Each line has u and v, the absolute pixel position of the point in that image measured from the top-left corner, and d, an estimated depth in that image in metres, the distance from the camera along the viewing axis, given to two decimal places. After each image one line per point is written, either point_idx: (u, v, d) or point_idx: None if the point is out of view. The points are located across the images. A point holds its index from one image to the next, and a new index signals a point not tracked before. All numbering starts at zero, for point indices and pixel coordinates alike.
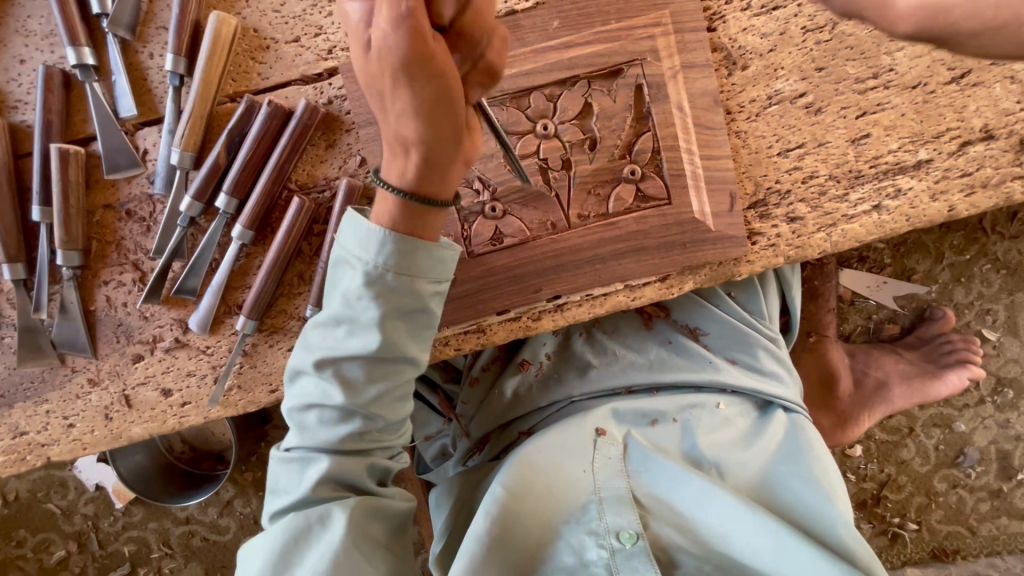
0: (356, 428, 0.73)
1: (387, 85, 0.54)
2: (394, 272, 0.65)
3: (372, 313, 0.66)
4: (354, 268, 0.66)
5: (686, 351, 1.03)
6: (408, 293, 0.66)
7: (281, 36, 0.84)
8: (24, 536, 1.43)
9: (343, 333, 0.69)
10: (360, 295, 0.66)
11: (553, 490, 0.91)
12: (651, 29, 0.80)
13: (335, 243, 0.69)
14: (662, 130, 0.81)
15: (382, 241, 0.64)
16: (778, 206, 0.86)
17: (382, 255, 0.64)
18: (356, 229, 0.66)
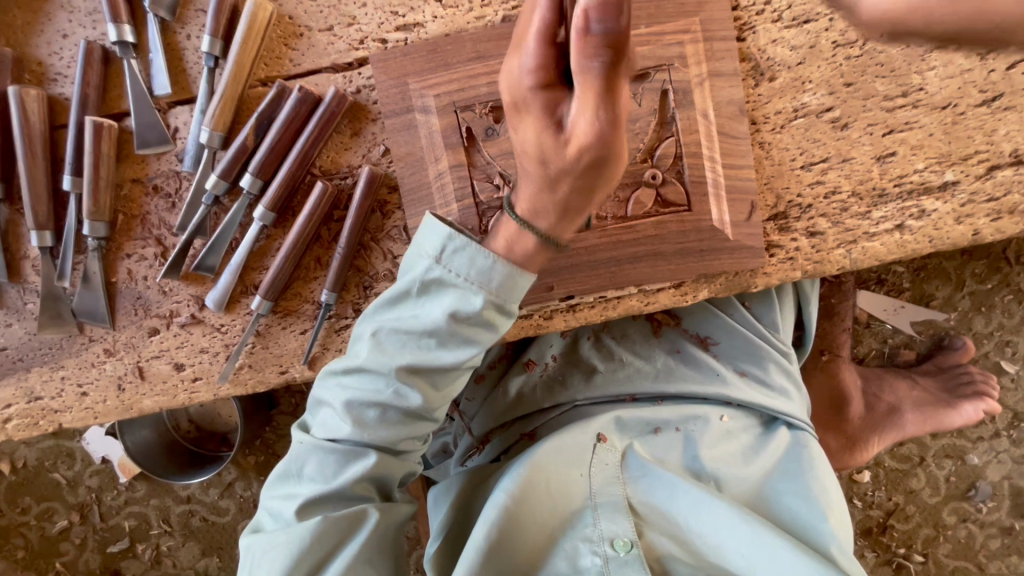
0: (414, 430, 0.77)
1: (571, 174, 0.57)
2: (503, 303, 0.69)
3: (478, 333, 0.70)
4: (469, 293, 0.68)
5: (694, 362, 1.01)
6: (504, 322, 0.71)
7: (315, 24, 0.85)
8: (30, 503, 1.47)
9: (441, 347, 0.72)
10: (471, 317, 0.69)
11: (550, 495, 0.90)
12: (680, 36, 0.80)
13: (443, 256, 0.68)
14: (685, 137, 0.81)
15: (504, 275, 0.67)
16: (799, 219, 0.86)
17: (500, 286, 0.68)
18: (471, 253, 0.67)
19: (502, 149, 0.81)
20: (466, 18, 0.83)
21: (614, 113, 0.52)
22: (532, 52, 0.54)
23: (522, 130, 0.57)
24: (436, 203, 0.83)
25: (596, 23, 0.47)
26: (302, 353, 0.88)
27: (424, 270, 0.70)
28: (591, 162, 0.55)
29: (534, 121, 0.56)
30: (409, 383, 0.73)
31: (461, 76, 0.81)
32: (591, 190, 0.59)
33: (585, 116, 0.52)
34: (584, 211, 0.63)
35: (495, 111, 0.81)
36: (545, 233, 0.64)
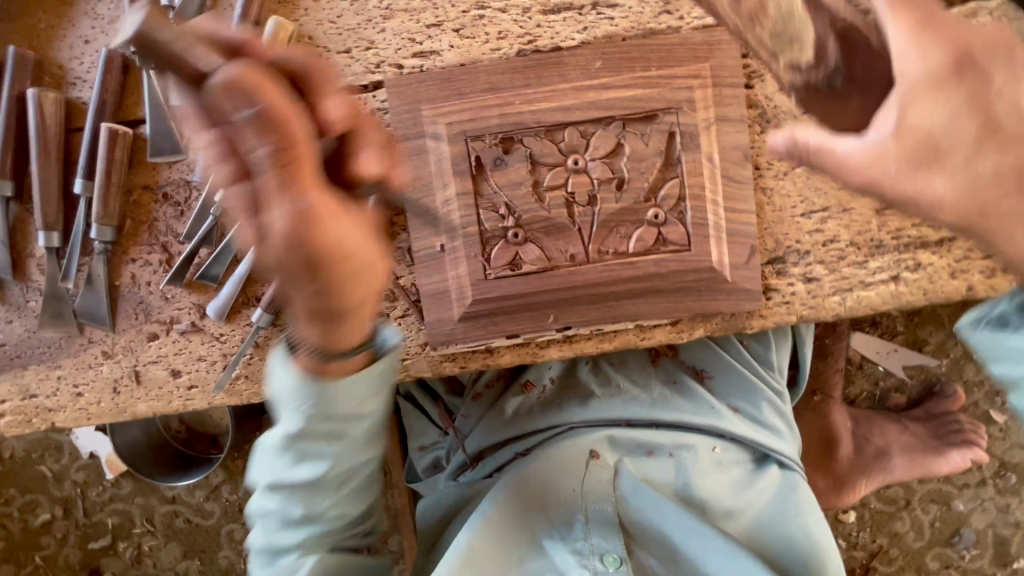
0: (312, 535, 0.73)
1: (324, 283, 0.52)
2: (331, 412, 0.64)
3: (323, 440, 0.66)
4: (290, 415, 0.65)
5: (689, 393, 1.02)
6: (350, 420, 0.66)
7: (334, 46, 0.86)
8: (14, 494, 1.47)
9: (299, 462, 0.68)
10: (308, 431, 0.65)
11: (542, 507, 0.92)
12: (691, 80, 0.81)
13: (270, 378, 0.65)
14: (690, 179, 0.82)
15: (325, 390, 0.62)
16: (796, 265, 0.87)
17: (318, 402, 0.63)
18: (291, 387, 0.63)
19: (509, 179, 0.82)
20: (481, 49, 0.84)
21: (306, 201, 0.47)
22: (206, 146, 0.46)
23: (251, 239, 0.50)
24: (441, 228, 0.84)
25: (227, 100, 0.45)
26: None
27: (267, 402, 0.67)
28: (310, 261, 0.50)
29: (247, 221, 0.48)
30: (293, 497, 0.70)
31: (474, 106, 0.82)
32: (339, 305, 0.55)
33: (269, 207, 0.47)
34: (348, 322, 0.57)
35: (504, 142, 0.82)
36: (336, 357, 0.61)
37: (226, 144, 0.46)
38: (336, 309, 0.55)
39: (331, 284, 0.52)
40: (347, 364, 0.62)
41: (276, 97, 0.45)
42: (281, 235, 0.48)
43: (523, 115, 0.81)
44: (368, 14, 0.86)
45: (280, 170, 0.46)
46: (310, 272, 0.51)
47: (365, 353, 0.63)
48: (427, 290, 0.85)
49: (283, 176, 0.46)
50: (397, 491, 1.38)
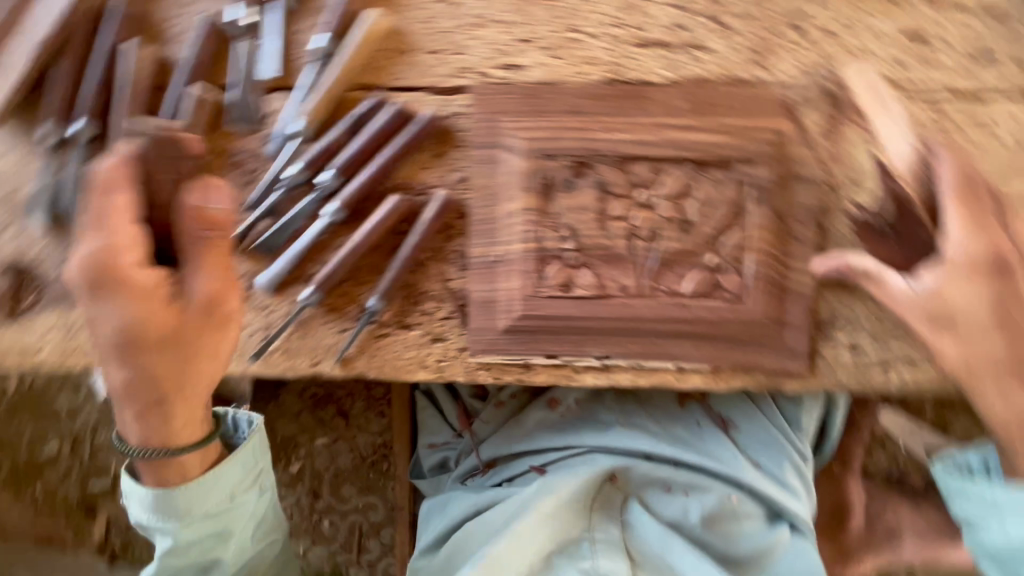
0: None
1: (202, 322, 0.79)
2: (186, 511, 0.84)
3: (190, 544, 0.86)
4: (160, 531, 0.86)
5: (714, 439, 1.02)
6: (223, 510, 0.87)
7: (425, 45, 0.87)
8: (26, 422, 1.50)
9: (184, 568, 0.89)
10: (183, 543, 0.86)
11: (552, 521, 0.93)
12: (771, 135, 0.81)
13: (129, 506, 0.87)
14: (754, 232, 0.82)
15: (149, 499, 0.84)
16: (845, 332, 0.85)
17: (159, 504, 0.84)
18: (139, 497, 0.85)
19: (576, 202, 0.83)
20: (568, 70, 0.84)
21: (223, 276, 0.79)
22: (92, 244, 0.73)
23: (99, 342, 0.77)
24: (500, 238, 0.85)
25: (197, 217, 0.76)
26: (337, 350, 0.91)
27: (142, 523, 0.89)
28: (217, 307, 0.80)
29: (144, 296, 0.75)
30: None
31: (553, 126, 0.83)
32: (183, 346, 0.78)
33: (198, 278, 0.78)
34: (187, 390, 0.81)
35: (578, 165, 0.82)
36: (167, 446, 0.82)
37: (112, 254, 0.73)
38: (183, 380, 0.80)
39: (163, 350, 0.78)
40: (184, 459, 0.84)
41: (125, 230, 0.74)
42: (123, 311, 0.75)
43: (601, 143, 0.82)
44: (462, 19, 0.86)
45: (208, 253, 0.77)
46: (150, 323, 0.76)
47: (203, 448, 0.86)
48: (476, 297, 0.87)
49: (110, 289, 0.74)
50: (399, 485, 1.39)
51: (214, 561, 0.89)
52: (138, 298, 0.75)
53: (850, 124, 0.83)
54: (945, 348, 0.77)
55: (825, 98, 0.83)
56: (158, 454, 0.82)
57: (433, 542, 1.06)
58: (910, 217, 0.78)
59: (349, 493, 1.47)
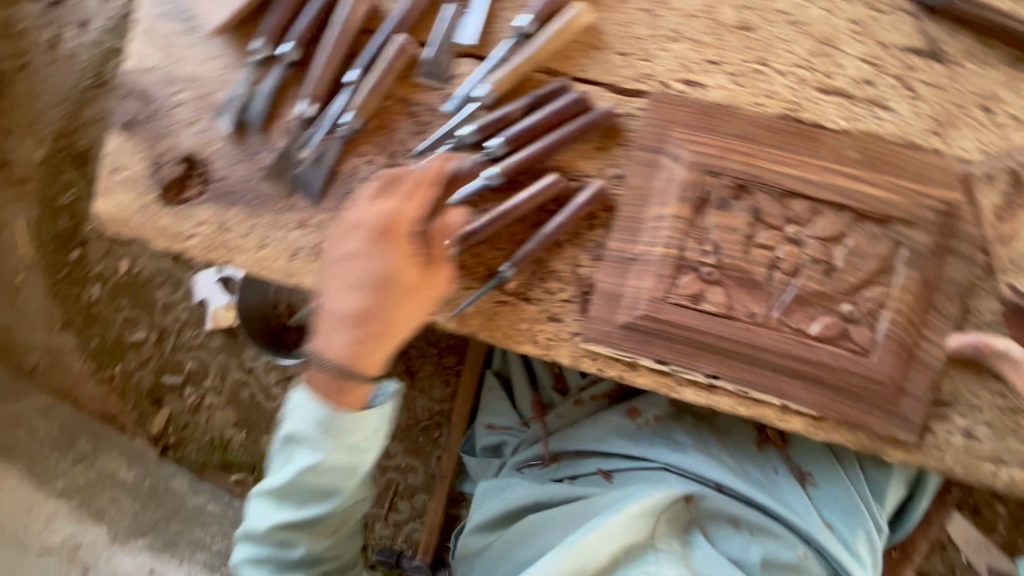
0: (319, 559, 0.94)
1: (430, 283, 0.84)
2: (348, 442, 0.86)
3: (336, 472, 0.88)
4: (311, 451, 0.86)
5: (790, 488, 1.02)
6: (371, 451, 0.89)
7: (616, 46, 0.91)
8: (123, 305, 1.60)
9: (312, 487, 0.89)
10: (328, 467, 0.87)
11: (622, 522, 0.89)
12: (935, 204, 0.82)
13: (290, 416, 0.88)
14: (896, 292, 0.83)
15: (321, 416, 0.85)
16: (962, 416, 0.84)
17: (327, 426, 0.85)
18: (304, 413, 0.86)
19: (727, 222, 0.85)
20: (747, 98, 0.87)
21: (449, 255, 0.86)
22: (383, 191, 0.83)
23: (347, 271, 0.83)
24: (642, 239, 0.88)
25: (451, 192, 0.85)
26: (456, 305, 0.94)
27: (287, 433, 0.89)
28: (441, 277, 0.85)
29: (402, 243, 0.82)
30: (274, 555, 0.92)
31: (722, 146, 0.86)
32: (402, 296, 0.82)
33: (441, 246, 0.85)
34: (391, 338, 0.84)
35: (738, 188, 0.85)
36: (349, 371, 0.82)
37: (395, 207, 0.82)
38: (393, 330, 0.84)
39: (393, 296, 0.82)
40: (362, 388, 0.85)
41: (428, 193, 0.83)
42: (385, 254, 0.82)
43: (765, 172, 0.85)
44: (657, 30, 0.91)
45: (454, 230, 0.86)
46: (399, 270, 0.82)
47: (368, 386, 0.86)
48: (603, 288, 0.90)
49: (391, 239, 0.82)
50: (447, 454, 1.43)
51: (344, 486, 0.89)
52: (408, 254, 0.83)
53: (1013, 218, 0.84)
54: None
55: (1005, 182, 0.83)
56: (341, 375, 0.83)
57: (490, 523, 1.08)
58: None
59: (395, 451, 1.51)
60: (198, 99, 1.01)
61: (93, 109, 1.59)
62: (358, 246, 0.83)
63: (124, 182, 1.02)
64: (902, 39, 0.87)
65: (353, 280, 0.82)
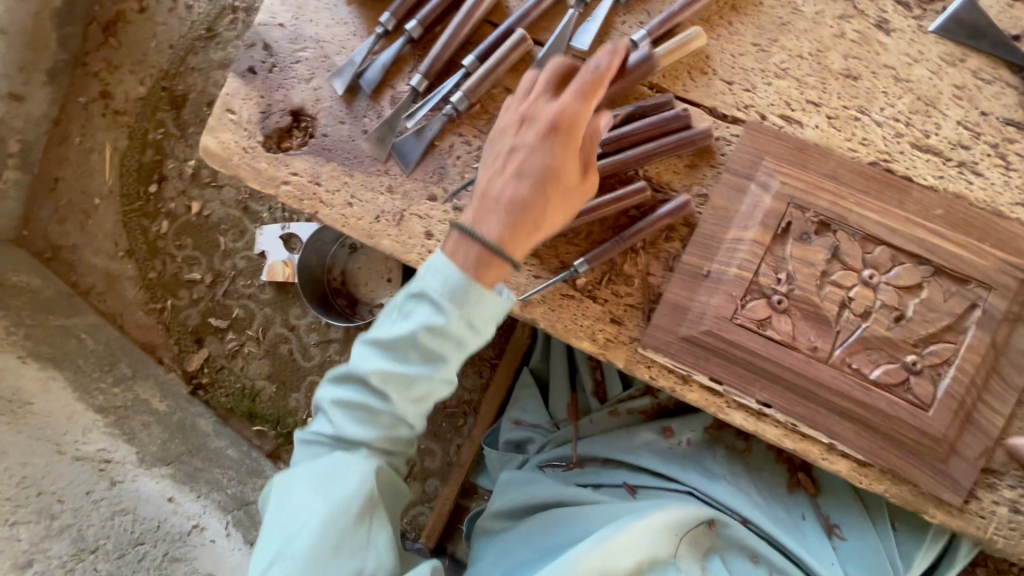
0: (390, 436, 0.84)
1: (577, 191, 0.81)
2: (471, 320, 0.77)
3: (446, 346, 0.78)
4: (436, 312, 0.77)
5: (815, 537, 0.98)
6: (483, 336, 0.80)
7: (722, 73, 0.96)
8: (187, 244, 1.66)
9: (419, 350, 0.79)
10: (442, 335, 0.77)
11: (648, 533, 0.87)
12: (1016, 273, 0.83)
13: (425, 271, 0.79)
14: (964, 352, 0.83)
15: (460, 281, 0.76)
16: (1010, 487, 0.84)
17: (459, 294, 0.76)
18: (445, 272, 0.77)
19: (805, 255, 0.88)
20: (841, 142, 0.91)
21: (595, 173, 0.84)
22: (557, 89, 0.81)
23: (514, 155, 0.79)
24: (718, 258, 0.91)
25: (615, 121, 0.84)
26: (523, 291, 0.97)
27: (414, 287, 0.79)
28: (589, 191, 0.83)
29: (571, 137, 0.78)
30: (363, 403, 0.82)
31: (811, 183, 0.89)
32: (558, 194, 0.79)
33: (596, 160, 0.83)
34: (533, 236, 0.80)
35: (820, 225, 0.88)
36: (492, 254, 0.76)
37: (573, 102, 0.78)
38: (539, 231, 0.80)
39: (550, 190, 0.78)
40: (506, 263, 0.78)
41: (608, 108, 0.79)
42: (555, 145, 0.78)
43: (849, 214, 0.87)
44: (765, 65, 0.95)
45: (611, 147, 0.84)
46: (561, 166, 0.78)
47: (507, 264, 0.78)
48: (671, 299, 0.92)
49: (562, 137, 0.78)
50: (468, 443, 1.44)
51: (447, 359, 0.79)
52: (575, 157, 0.79)
53: None
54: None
55: None
56: (481, 253, 0.77)
57: (510, 512, 1.09)
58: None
59: None
60: (318, 60, 1.08)
61: (198, 58, 1.69)
62: (525, 132, 0.79)
63: (233, 122, 1.08)
64: (1003, 111, 0.89)
65: (515, 168, 0.78)
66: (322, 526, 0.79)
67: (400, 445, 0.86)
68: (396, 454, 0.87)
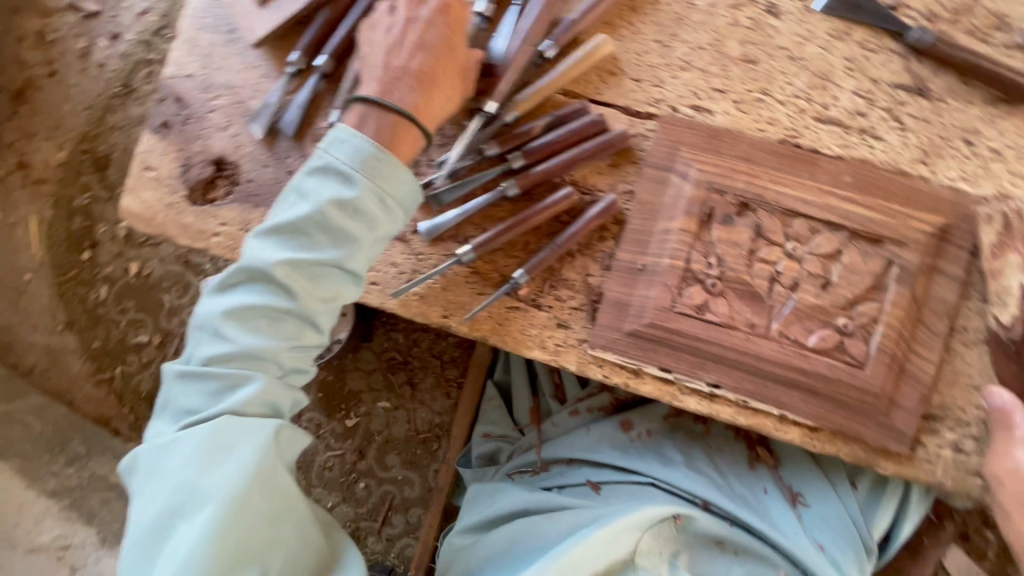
0: (297, 338, 0.82)
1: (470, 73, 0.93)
2: (383, 197, 0.83)
3: (357, 221, 0.82)
4: (348, 184, 0.82)
5: (778, 509, 1.02)
6: (391, 219, 0.85)
7: (630, 72, 0.98)
8: (129, 307, 1.61)
9: (327, 226, 0.81)
10: (351, 207, 0.81)
11: (606, 540, 0.90)
12: (925, 226, 0.88)
13: (332, 147, 0.84)
14: (890, 309, 0.87)
15: (371, 156, 0.83)
16: (951, 430, 0.88)
17: (371, 168, 0.82)
18: (352, 145, 0.83)
19: (730, 237, 0.90)
20: (750, 124, 0.94)
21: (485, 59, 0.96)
22: None
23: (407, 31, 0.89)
24: (650, 250, 0.93)
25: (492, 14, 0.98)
26: (468, 310, 0.98)
27: (317, 170, 0.84)
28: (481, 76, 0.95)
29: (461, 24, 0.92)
30: (267, 304, 0.80)
31: (726, 167, 0.92)
32: (456, 72, 0.91)
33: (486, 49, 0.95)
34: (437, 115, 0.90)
35: (740, 206, 0.91)
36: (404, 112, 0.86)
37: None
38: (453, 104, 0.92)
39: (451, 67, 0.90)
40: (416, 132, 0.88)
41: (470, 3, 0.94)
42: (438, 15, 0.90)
43: (766, 192, 0.91)
44: (669, 60, 0.98)
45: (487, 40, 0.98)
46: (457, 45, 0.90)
47: (416, 132, 0.88)
48: (612, 297, 0.94)
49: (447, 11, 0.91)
50: (444, 466, 1.43)
51: (359, 241, 0.82)
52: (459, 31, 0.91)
53: (1003, 244, 0.88)
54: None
55: (995, 212, 0.89)
56: (395, 121, 0.86)
57: (478, 525, 1.09)
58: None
59: (391, 463, 1.51)
60: (233, 105, 1.06)
61: (117, 116, 1.65)
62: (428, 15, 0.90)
63: (154, 179, 1.06)
64: (892, 77, 0.94)
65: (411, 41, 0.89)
66: (211, 522, 0.72)
67: (299, 369, 0.84)
68: (295, 375, 0.84)
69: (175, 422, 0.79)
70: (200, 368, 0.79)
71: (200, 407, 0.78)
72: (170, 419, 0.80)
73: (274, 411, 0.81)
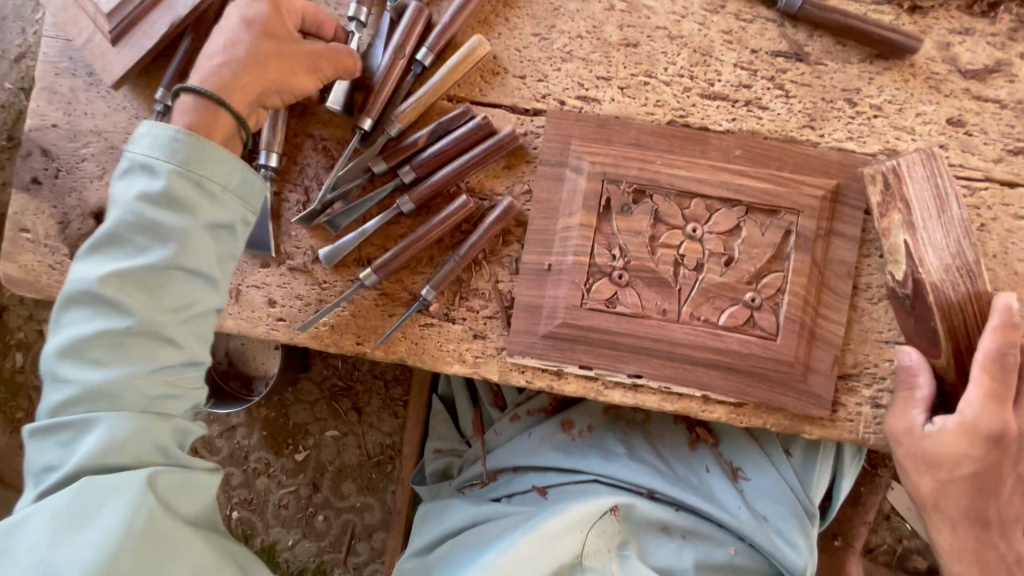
0: (152, 358, 0.76)
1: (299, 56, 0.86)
2: (199, 180, 0.78)
3: (178, 212, 0.77)
4: (158, 177, 0.77)
5: (720, 488, 1.02)
6: (221, 203, 0.80)
7: (513, 69, 0.96)
8: None
9: (150, 227, 0.76)
10: (167, 198, 0.77)
11: (544, 543, 0.92)
12: (817, 191, 0.88)
13: (135, 146, 0.79)
14: (792, 277, 0.87)
15: (177, 141, 0.78)
16: (868, 386, 0.89)
17: (180, 155, 0.78)
18: (156, 137, 0.78)
19: (630, 226, 0.89)
20: (638, 109, 0.94)
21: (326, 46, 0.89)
22: None
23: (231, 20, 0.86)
24: (554, 249, 0.91)
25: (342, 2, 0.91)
26: (382, 333, 0.95)
27: (127, 174, 0.79)
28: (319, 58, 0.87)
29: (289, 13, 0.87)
30: (107, 327, 0.75)
31: (618, 155, 0.90)
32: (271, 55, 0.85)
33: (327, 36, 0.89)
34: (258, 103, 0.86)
35: (636, 193, 0.90)
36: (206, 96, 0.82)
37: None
38: (280, 83, 0.85)
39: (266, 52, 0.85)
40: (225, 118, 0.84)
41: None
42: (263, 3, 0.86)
43: (660, 175, 0.89)
44: (549, 52, 0.96)
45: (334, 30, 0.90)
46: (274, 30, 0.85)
47: (229, 120, 0.84)
48: (524, 301, 0.91)
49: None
50: (400, 486, 1.40)
51: (190, 235, 0.77)
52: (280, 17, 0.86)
53: None
54: (945, 435, 0.81)
55: None
56: (199, 107, 0.83)
57: (427, 546, 1.06)
58: (936, 304, 0.82)
59: (348, 491, 1.47)
60: (105, 152, 1.00)
61: (6, 171, 1.55)
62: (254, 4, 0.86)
63: (30, 241, 0.99)
64: (770, 45, 0.94)
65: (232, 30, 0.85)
66: None
67: (170, 395, 0.78)
68: (168, 401, 0.78)
69: (36, 488, 0.75)
70: (47, 421, 0.74)
71: (60, 461, 0.74)
72: (32, 483, 0.75)
73: (157, 452, 0.77)
